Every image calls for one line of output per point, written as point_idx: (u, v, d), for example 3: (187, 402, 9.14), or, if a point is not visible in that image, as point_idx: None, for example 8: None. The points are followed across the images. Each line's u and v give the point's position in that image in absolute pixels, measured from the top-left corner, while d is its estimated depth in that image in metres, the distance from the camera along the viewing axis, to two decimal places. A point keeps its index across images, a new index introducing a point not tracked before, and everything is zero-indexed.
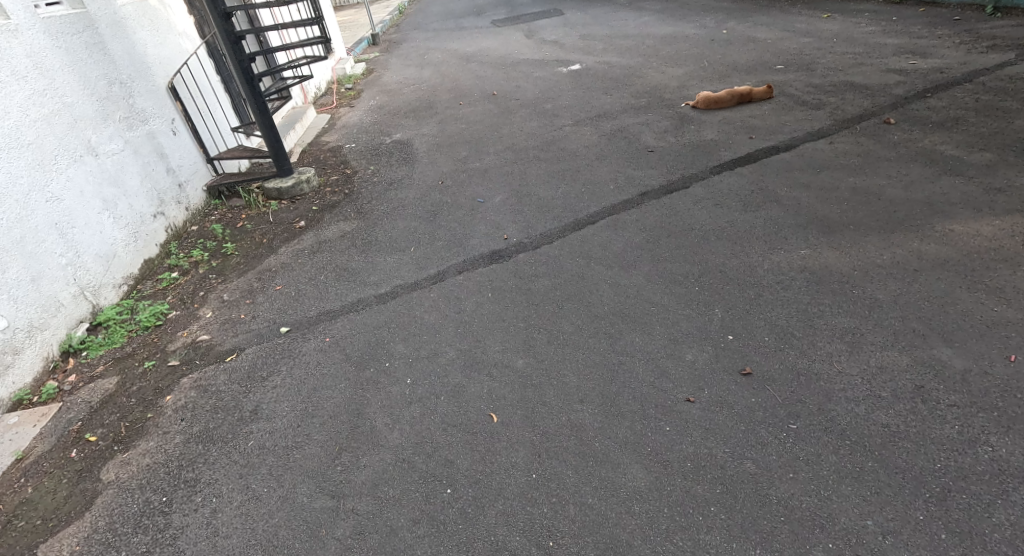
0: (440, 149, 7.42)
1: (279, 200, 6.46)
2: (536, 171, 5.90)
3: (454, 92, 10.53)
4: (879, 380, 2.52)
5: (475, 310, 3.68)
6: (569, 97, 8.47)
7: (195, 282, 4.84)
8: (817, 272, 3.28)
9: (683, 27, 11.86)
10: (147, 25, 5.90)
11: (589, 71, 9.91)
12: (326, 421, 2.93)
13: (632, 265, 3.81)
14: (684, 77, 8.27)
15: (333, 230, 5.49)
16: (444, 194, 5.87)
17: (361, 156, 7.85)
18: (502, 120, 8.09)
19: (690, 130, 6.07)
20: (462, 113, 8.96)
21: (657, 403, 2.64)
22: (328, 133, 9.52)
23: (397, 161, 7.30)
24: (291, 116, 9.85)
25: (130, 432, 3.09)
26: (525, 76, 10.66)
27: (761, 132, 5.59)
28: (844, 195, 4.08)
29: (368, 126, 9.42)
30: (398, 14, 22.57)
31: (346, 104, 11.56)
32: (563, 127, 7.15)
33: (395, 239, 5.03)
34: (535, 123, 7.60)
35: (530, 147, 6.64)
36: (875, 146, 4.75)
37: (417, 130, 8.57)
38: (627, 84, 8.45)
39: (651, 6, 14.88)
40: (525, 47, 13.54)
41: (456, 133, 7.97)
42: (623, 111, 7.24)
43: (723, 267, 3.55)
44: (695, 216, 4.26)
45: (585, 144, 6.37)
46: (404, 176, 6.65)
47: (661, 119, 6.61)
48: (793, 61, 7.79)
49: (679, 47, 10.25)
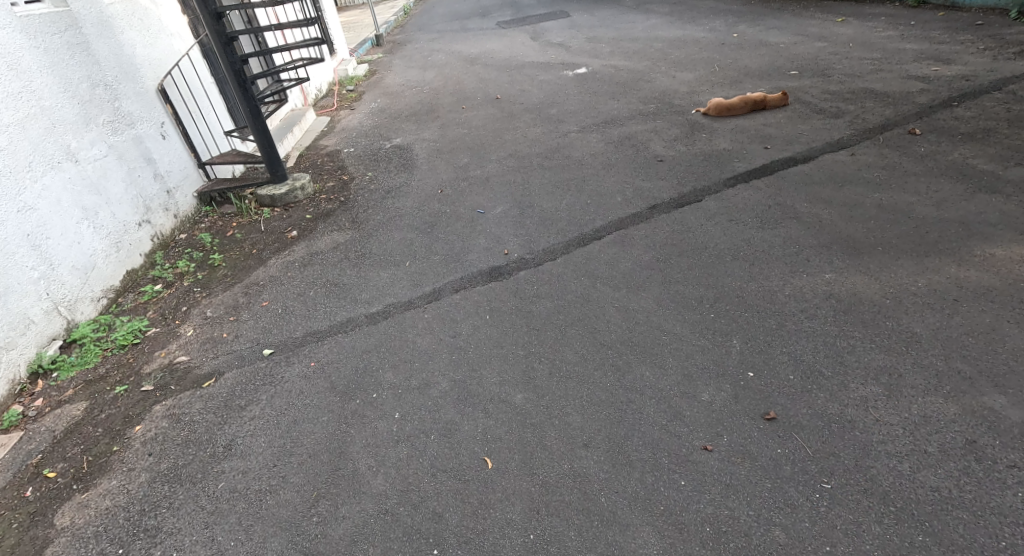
0: (440, 155, 7.17)
1: (272, 207, 6.22)
2: (540, 180, 5.64)
3: (457, 95, 10.29)
4: (921, 432, 2.24)
5: (472, 335, 3.41)
6: (575, 101, 8.21)
7: (179, 295, 4.58)
8: (845, 301, 3.00)
9: (692, 30, 11.60)
10: (136, 23, 5.67)
11: (595, 75, 9.64)
12: (304, 461, 2.68)
13: (641, 287, 3.54)
14: (693, 82, 8.00)
15: (326, 241, 5.24)
16: (443, 203, 5.62)
17: (359, 161, 7.61)
18: (505, 125, 7.83)
19: (702, 139, 5.80)
20: (464, 117, 8.72)
21: (671, 452, 2.36)
22: (327, 136, 9.30)
23: (396, 167, 7.05)
24: (289, 119, 9.62)
25: (92, 468, 2.84)
26: (530, 79, 10.41)
27: (776, 142, 5.32)
28: (870, 213, 3.79)
29: (368, 129, 9.18)
30: (403, 14, 22.37)
31: (347, 106, 11.33)
32: (568, 133, 6.89)
33: (390, 251, 4.78)
34: (539, 129, 7.34)
35: (533, 155, 6.38)
36: (901, 158, 4.47)
37: (418, 134, 8.34)
38: (634, 89, 8.19)
39: (660, 9, 14.62)
40: (531, 49, 13.31)
41: (458, 138, 7.72)
42: (630, 117, 6.98)
43: (740, 292, 3.28)
44: (709, 233, 3.98)
45: (591, 151, 6.11)
46: (403, 183, 6.41)
47: (670, 127, 6.34)
48: (808, 66, 7.51)
49: (688, 51, 9.98)
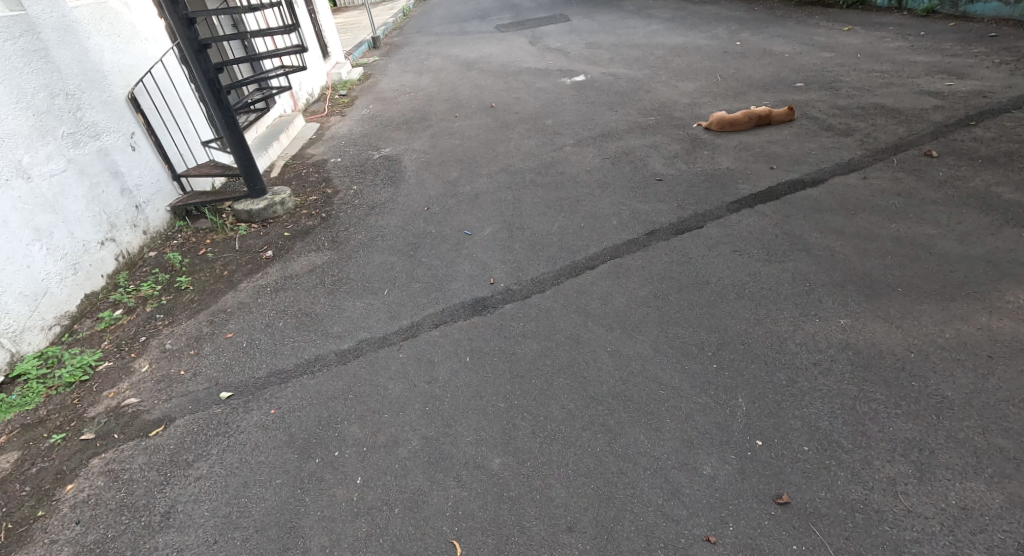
0: (430, 167, 6.85)
1: (249, 223, 5.89)
2: (532, 198, 5.33)
3: (451, 102, 9.97)
4: (957, 529, 1.95)
5: (449, 380, 3.10)
6: (572, 111, 7.90)
7: (139, 323, 4.25)
8: (863, 352, 2.68)
9: (694, 37, 11.28)
10: (105, 27, 5.35)
11: (593, 83, 9.32)
12: (249, 537, 2.41)
13: (637, 328, 3.22)
14: (695, 93, 7.68)
15: (303, 263, 4.91)
16: (429, 222, 5.30)
17: (345, 172, 7.28)
18: (498, 136, 7.50)
19: (703, 156, 5.48)
20: (457, 126, 8.41)
21: (666, 543, 2.08)
22: (314, 143, 8.96)
23: (384, 180, 6.74)
24: (277, 125, 9.29)
25: (9, 538, 2.59)
26: (527, 86, 10.11)
27: (783, 161, 5.01)
28: (887, 247, 3.48)
29: (357, 138, 8.86)
30: (402, 16, 22.04)
31: (338, 112, 11.01)
32: (563, 146, 6.57)
33: (369, 277, 4.45)
34: (533, 141, 7.01)
35: (526, 170, 6.07)
36: (918, 183, 4.16)
37: (408, 144, 8.01)
38: (633, 100, 7.87)
39: (661, 14, 14.32)
40: (529, 55, 12.99)
41: (449, 149, 7.40)
42: (628, 130, 6.65)
43: (746, 338, 2.96)
44: (711, 266, 3.66)
45: (587, 167, 5.79)
46: (388, 198, 6.09)
47: (670, 142, 6.03)
48: (815, 78, 7.21)
49: (689, 59, 9.67)
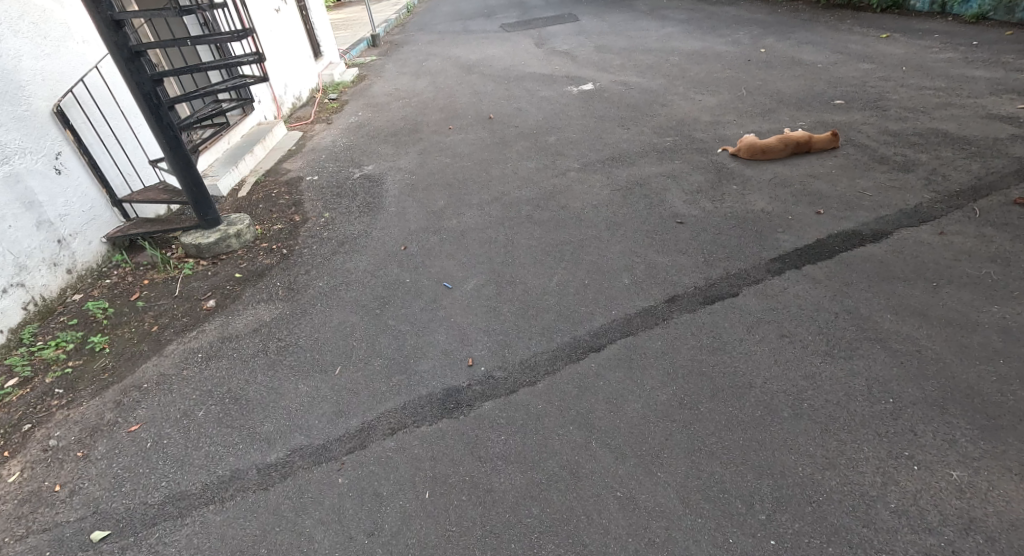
0: (415, 191, 6.02)
1: (198, 259, 5.06)
2: (527, 241, 4.48)
3: (447, 111, 9.11)
4: None
5: (397, 533, 2.29)
6: (577, 127, 7.05)
7: (31, 400, 3.44)
8: (999, 544, 1.89)
9: (712, 42, 10.38)
10: (26, 27, 4.53)
11: (602, 94, 8.45)
12: None
13: (658, 460, 2.36)
14: (717, 110, 6.80)
15: (248, 318, 4.07)
16: (404, 266, 4.45)
17: (320, 195, 6.46)
18: (494, 156, 6.65)
19: (731, 193, 4.61)
20: (450, 141, 7.58)
21: None
22: (292, 156, 8.13)
23: (362, 206, 5.91)
24: (253, 134, 8.46)
25: None
26: (529, 94, 9.26)
27: (832, 203, 4.13)
28: (993, 343, 2.62)
29: (341, 151, 8.02)
30: (406, 12, 21.11)
31: (323, 120, 10.18)
32: (566, 173, 5.72)
33: (322, 345, 3.61)
34: (532, 164, 6.16)
35: (523, 202, 5.22)
36: (1014, 245, 3.30)
37: (394, 161, 7.17)
38: (647, 116, 7.00)
39: (676, 16, 13.40)
40: (533, 58, 12.11)
41: (437, 170, 6.56)
42: (641, 155, 5.79)
43: (815, 493, 2.11)
44: (755, 360, 2.79)
45: (593, 203, 4.94)
46: (363, 230, 5.26)
47: (690, 173, 5.17)
48: (856, 95, 6.32)
49: (709, 68, 8.79)
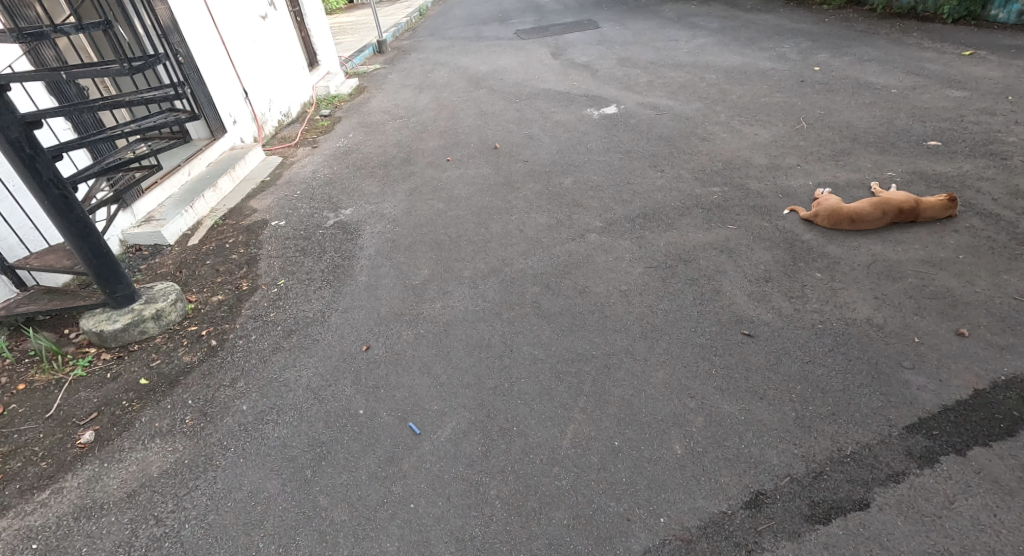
0: (396, 251, 4.84)
1: (101, 349, 3.86)
2: (532, 351, 3.26)
3: (446, 136, 7.90)
4: None
5: None
6: (598, 165, 5.84)
7: None
8: None
9: (753, 57, 9.06)
10: None
11: (628, 120, 7.17)
12: None
13: None
14: (772, 148, 5.53)
15: (127, 470, 2.83)
16: (360, 384, 3.23)
17: (283, 249, 5.29)
18: (496, 204, 5.43)
19: (817, 286, 3.33)
20: (447, 177, 6.41)
21: None
22: (263, 190, 6.99)
23: (330, 269, 4.72)
24: (221, 165, 7.32)
25: None
26: (543, 116, 8.05)
27: (979, 317, 2.85)
28: None
29: (321, 185, 6.87)
30: (418, 15, 19.95)
31: (308, 142, 9.00)
32: (585, 236, 4.49)
33: (215, 543, 2.42)
34: (542, 219, 4.92)
35: (528, 283, 4.00)
36: None
37: (377, 204, 5.98)
38: (684, 154, 5.73)
39: (708, 24, 12.12)
40: (549, 71, 10.89)
41: (427, 220, 5.37)
42: (682, 215, 4.54)
43: None
44: None
45: (621, 290, 3.71)
46: (323, 311, 4.07)
47: (752, 246, 3.90)
48: (955, 134, 5.02)
49: (753, 89, 7.51)
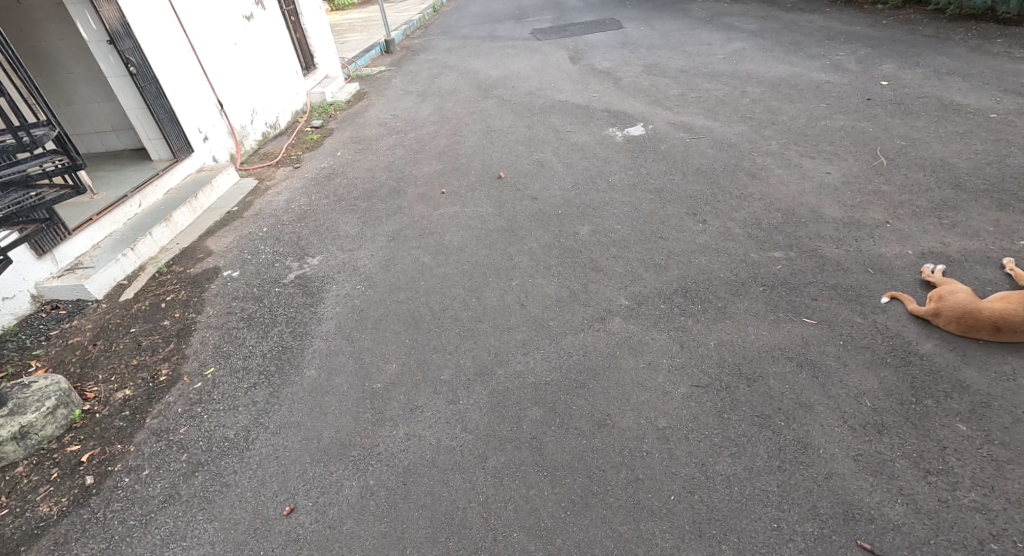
0: (361, 327, 3.78)
1: None
2: (523, 544, 2.22)
3: (444, 159, 6.80)
4: None
5: None
6: (621, 211, 4.74)
7: None
8: None
9: (804, 66, 7.84)
10: None
11: (657, 144, 6.02)
12: None
13: None
14: (846, 192, 4.36)
15: None
16: None
17: (227, 313, 4.26)
18: (495, 260, 4.34)
19: (967, 454, 2.23)
20: (438, 215, 5.34)
21: None
22: (227, 224, 5.97)
23: (275, 351, 3.67)
24: (182, 192, 6.33)
25: None
26: (557, 135, 6.94)
27: None
28: None
29: (294, 219, 5.83)
30: (431, 12, 18.82)
31: (291, 160, 7.95)
32: (607, 323, 3.39)
33: None
34: (550, 289, 3.83)
35: (527, 399, 2.91)
36: None
37: (352, 251, 4.92)
38: (731, 199, 4.60)
39: (746, 25, 10.86)
40: (566, 78, 9.74)
41: (406, 279, 4.31)
42: (736, 296, 3.41)
43: None
44: None
45: (658, 427, 2.58)
46: (249, 428, 3.02)
47: (845, 359, 2.75)
48: None
49: (809, 107, 6.31)
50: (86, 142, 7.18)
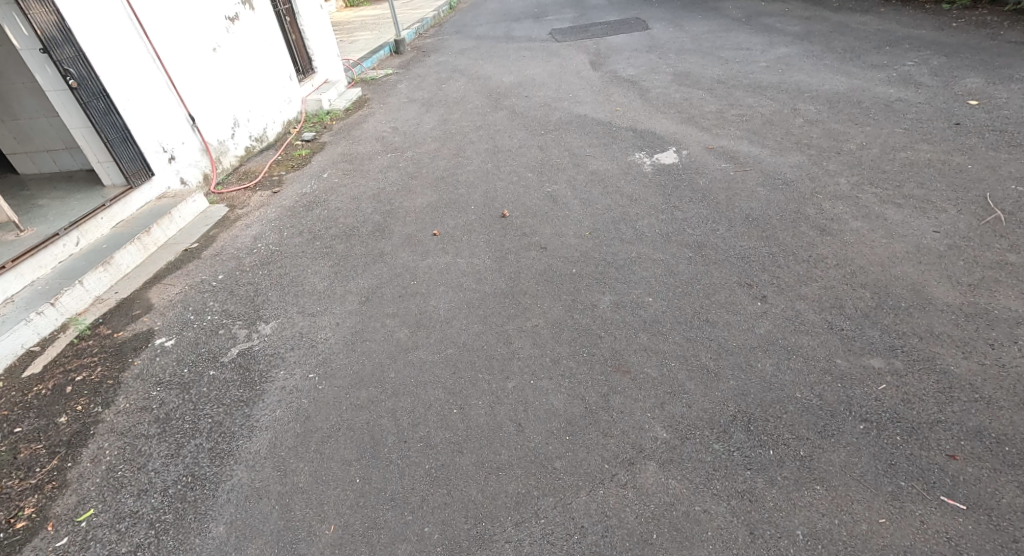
0: (303, 446, 2.80)
1: None
2: None
3: (440, 187, 5.81)
4: None
5: None
6: (652, 273, 3.69)
7: None
8: None
9: (865, 77, 6.69)
10: None
11: (695, 178, 4.94)
12: None
13: None
14: (957, 262, 3.29)
15: None
16: None
17: (138, 405, 3.29)
18: (487, 344, 3.32)
19: None
20: (423, 266, 4.34)
21: None
22: (182, 266, 5.04)
23: (184, 483, 2.71)
24: (133, 225, 5.41)
25: None
26: (573, 160, 5.90)
27: None
28: None
29: (260, 262, 4.88)
30: (445, 10, 17.73)
31: (272, 182, 6.99)
32: (636, 474, 2.38)
33: None
34: (557, 400, 2.81)
35: None
36: None
37: (313, 315, 3.95)
38: (798, 264, 3.52)
39: (789, 26, 9.67)
40: (585, 87, 8.68)
41: (372, 365, 3.32)
42: (826, 440, 2.37)
43: None
44: None
45: None
46: None
47: None
48: None
49: (881, 132, 5.20)
50: (37, 161, 6.32)
